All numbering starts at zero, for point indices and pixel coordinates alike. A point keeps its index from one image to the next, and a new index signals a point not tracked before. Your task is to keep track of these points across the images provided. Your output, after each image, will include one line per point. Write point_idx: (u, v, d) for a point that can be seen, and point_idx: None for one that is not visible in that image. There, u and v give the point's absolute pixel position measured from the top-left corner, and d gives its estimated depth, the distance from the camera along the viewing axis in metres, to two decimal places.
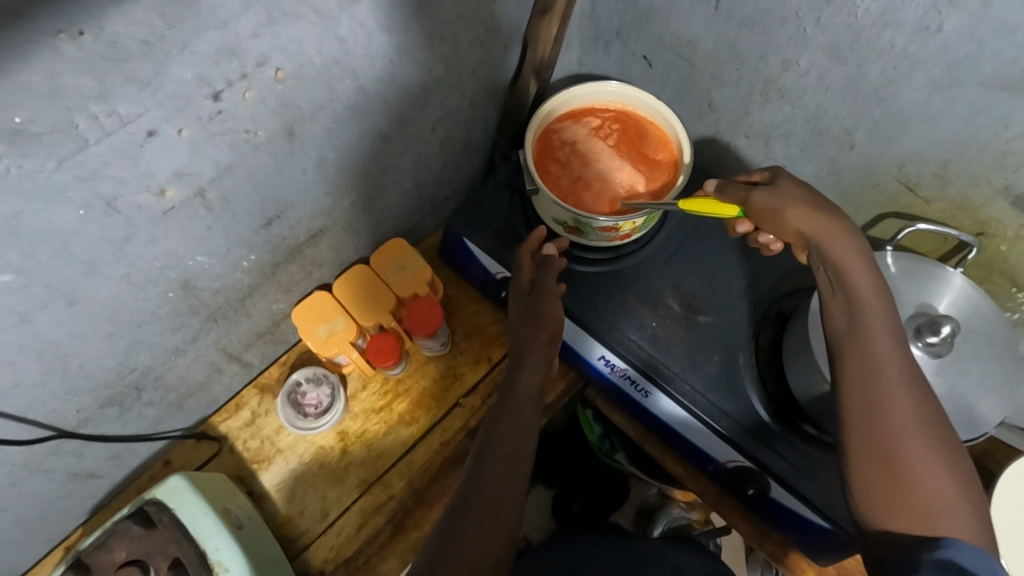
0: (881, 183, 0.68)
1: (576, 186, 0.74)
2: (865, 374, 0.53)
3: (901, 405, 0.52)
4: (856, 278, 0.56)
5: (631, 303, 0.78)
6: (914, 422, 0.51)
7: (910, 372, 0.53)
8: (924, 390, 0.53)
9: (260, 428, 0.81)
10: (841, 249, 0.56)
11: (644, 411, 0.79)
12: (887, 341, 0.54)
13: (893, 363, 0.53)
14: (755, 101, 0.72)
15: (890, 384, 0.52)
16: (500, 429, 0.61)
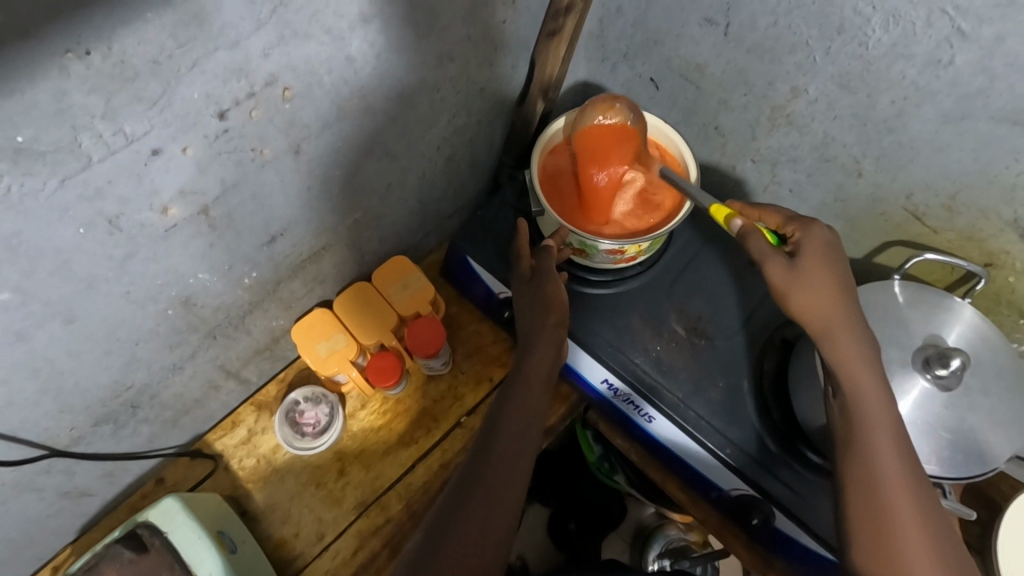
0: (888, 212, 0.68)
1: (565, 184, 0.75)
2: (863, 483, 0.54)
3: (903, 518, 0.52)
4: (857, 378, 0.55)
5: (636, 327, 0.77)
6: (918, 536, 0.51)
7: (911, 481, 0.53)
8: (925, 491, 0.53)
9: (256, 447, 0.80)
10: (844, 348, 0.55)
11: (648, 435, 0.78)
12: (888, 449, 0.54)
13: (893, 469, 0.53)
14: (762, 126, 0.72)
15: (890, 493, 0.53)
16: (491, 455, 0.60)
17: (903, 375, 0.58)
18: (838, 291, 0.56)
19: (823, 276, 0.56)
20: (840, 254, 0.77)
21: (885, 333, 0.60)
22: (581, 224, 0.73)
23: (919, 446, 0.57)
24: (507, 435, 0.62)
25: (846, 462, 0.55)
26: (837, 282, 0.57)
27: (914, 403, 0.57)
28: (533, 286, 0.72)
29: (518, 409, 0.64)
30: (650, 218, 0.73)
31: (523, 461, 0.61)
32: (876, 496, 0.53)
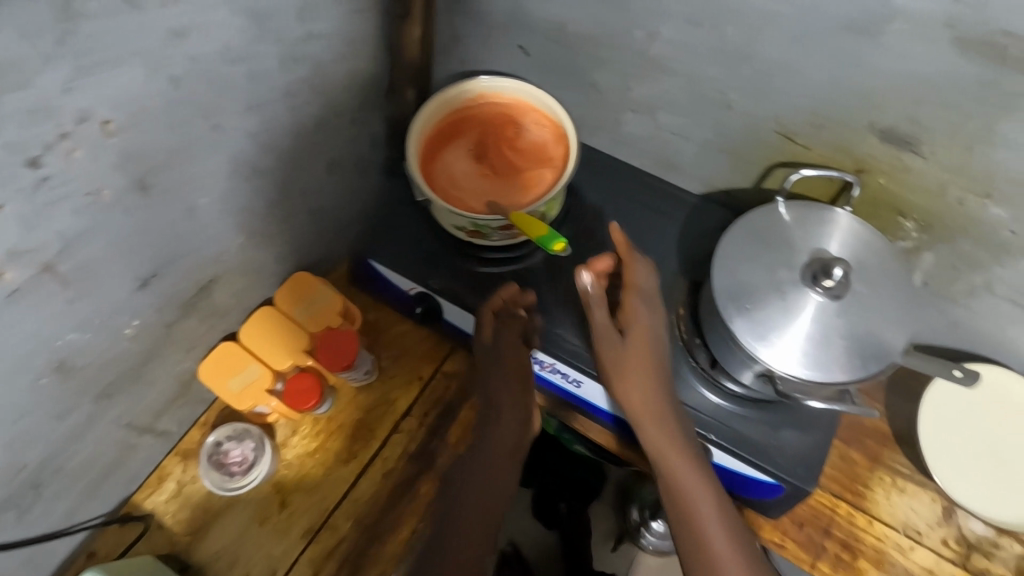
0: (765, 139, 0.69)
1: (443, 138, 0.74)
2: (680, 511, 0.62)
3: (720, 537, 0.60)
4: (661, 435, 0.64)
5: (551, 297, 0.76)
6: (725, 538, 0.60)
7: (718, 501, 0.62)
8: (725, 503, 0.62)
9: (189, 498, 0.77)
10: (631, 387, 0.64)
11: (583, 401, 0.77)
12: (692, 479, 0.62)
13: (704, 507, 0.61)
14: (632, 75, 0.72)
15: (706, 517, 0.61)
16: (453, 523, 0.63)
17: (794, 289, 0.60)
18: (644, 357, 0.65)
19: (642, 338, 0.65)
20: (735, 185, 0.78)
21: (776, 256, 0.62)
22: (425, 156, 0.73)
23: (823, 353, 0.59)
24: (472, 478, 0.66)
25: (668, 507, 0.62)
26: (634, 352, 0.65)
27: (810, 317, 0.59)
28: (495, 361, 0.70)
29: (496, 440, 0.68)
30: (451, 191, 0.72)
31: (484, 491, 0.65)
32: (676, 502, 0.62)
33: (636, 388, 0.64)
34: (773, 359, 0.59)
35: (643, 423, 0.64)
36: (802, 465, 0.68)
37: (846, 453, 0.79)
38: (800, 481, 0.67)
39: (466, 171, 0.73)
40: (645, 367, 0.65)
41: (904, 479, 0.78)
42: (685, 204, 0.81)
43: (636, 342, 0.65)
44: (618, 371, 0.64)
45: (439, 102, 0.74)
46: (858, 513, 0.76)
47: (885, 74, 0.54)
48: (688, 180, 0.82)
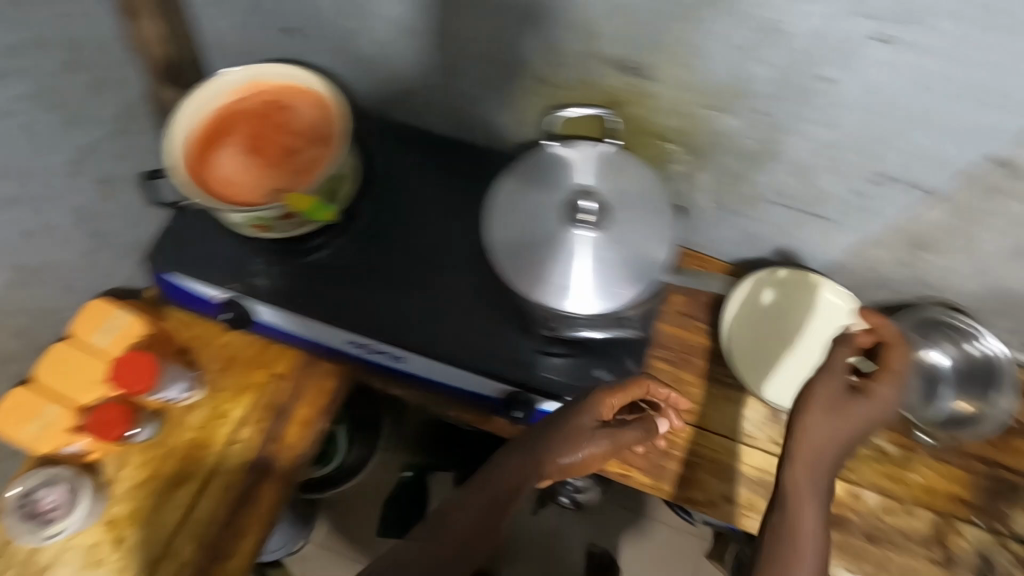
0: (529, 87, 0.70)
1: (214, 133, 0.70)
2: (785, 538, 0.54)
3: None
4: (809, 456, 0.58)
5: (360, 280, 0.76)
6: None
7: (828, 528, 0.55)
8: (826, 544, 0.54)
9: (12, 556, 0.72)
10: (812, 413, 0.59)
11: (411, 375, 0.78)
12: (806, 509, 0.55)
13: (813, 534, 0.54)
14: (393, 41, 0.71)
15: (806, 523, 0.54)
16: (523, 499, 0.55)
17: (562, 229, 0.62)
18: (852, 411, 0.59)
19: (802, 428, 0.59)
20: (525, 137, 0.79)
21: (543, 199, 0.63)
22: (193, 154, 0.69)
23: (599, 284, 0.61)
24: (473, 498, 0.53)
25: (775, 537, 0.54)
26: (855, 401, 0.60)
27: (580, 251, 0.61)
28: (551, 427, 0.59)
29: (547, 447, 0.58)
30: (227, 188, 0.69)
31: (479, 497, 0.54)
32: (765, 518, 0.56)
33: (817, 422, 0.58)
34: (547, 297, 0.61)
35: (800, 456, 0.58)
36: None
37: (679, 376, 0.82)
38: None
39: (241, 166, 0.70)
40: (839, 396, 0.60)
41: (731, 389, 0.81)
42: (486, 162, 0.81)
43: (823, 404, 0.59)
44: (852, 415, 0.59)
45: (196, 99, 0.70)
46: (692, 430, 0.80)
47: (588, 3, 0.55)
48: (486, 139, 0.82)
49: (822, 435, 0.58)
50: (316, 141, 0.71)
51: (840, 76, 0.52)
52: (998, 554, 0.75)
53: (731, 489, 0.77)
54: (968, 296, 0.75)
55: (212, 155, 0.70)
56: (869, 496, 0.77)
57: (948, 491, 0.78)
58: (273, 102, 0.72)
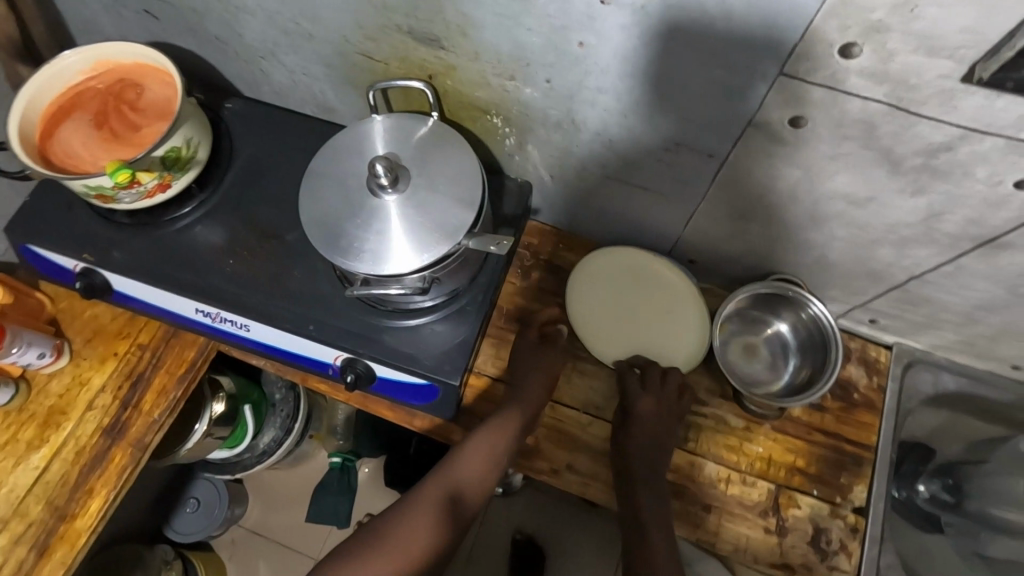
0: (359, 65, 0.72)
1: (63, 110, 0.74)
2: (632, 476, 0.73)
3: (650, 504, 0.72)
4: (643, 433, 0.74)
5: (210, 251, 0.79)
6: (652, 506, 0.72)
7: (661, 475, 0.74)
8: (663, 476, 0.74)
9: None
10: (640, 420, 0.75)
11: (261, 345, 0.79)
12: (647, 458, 0.74)
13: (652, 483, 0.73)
14: (233, 21, 0.74)
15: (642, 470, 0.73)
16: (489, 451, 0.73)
17: (370, 198, 0.65)
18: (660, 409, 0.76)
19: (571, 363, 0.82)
20: None
21: (358, 167, 0.67)
22: (41, 130, 0.73)
23: (403, 243, 0.63)
24: (460, 463, 0.72)
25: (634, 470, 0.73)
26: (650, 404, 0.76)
27: (384, 215, 0.64)
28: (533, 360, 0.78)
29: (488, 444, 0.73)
30: (68, 161, 0.72)
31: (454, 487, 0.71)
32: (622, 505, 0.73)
33: (641, 427, 0.74)
34: (352, 264, 0.63)
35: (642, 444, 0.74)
36: (449, 361, 0.73)
37: None
38: (444, 376, 0.72)
39: (84, 140, 0.73)
40: (657, 412, 0.76)
41: (582, 362, 0.82)
42: None
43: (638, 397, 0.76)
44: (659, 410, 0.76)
45: (37, 85, 0.73)
46: None
47: None
48: (345, 119, 0.85)
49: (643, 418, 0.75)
50: (159, 116, 0.74)
51: (594, 40, 0.54)
52: (832, 525, 0.75)
53: (574, 458, 0.79)
54: (803, 269, 0.76)
55: (59, 131, 0.73)
56: (709, 467, 0.78)
57: (788, 463, 0.78)
58: (120, 80, 0.75)
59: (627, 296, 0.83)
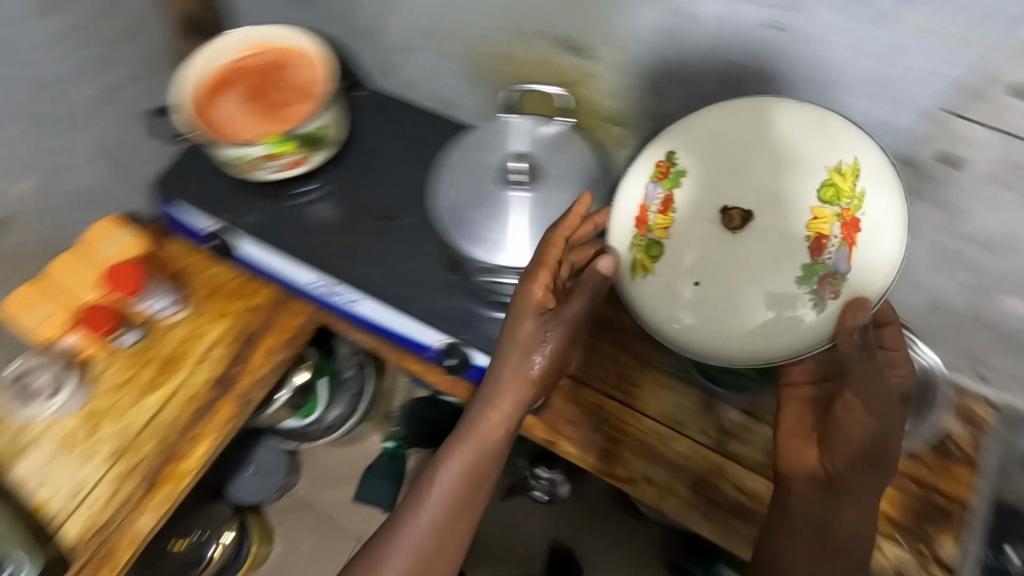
0: (493, 67, 0.77)
1: (219, 80, 0.80)
2: (835, 495, 0.62)
3: (852, 530, 0.61)
4: (860, 437, 0.60)
5: (332, 227, 0.85)
6: (845, 511, 0.61)
7: (864, 490, 0.61)
8: (866, 494, 0.61)
9: (6, 428, 0.83)
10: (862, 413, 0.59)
11: (365, 319, 0.84)
12: (842, 462, 0.61)
13: (854, 499, 0.61)
14: (383, 18, 0.80)
15: (845, 491, 0.61)
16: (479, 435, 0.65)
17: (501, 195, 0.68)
18: (886, 420, 0.59)
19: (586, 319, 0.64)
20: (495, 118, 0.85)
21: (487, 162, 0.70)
22: (199, 97, 0.79)
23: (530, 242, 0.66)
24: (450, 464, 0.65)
25: (852, 478, 0.61)
26: (868, 411, 0.58)
27: (511, 210, 0.67)
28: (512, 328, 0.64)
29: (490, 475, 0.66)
30: (220, 127, 0.78)
31: (460, 527, 0.65)
32: (851, 489, 0.61)
33: (867, 426, 0.59)
34: (475, 250, 0.67)
35: (869, 454, 0.60)
36: None
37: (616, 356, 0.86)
38: None
39: (236, 110, 0.79)
40: (884, 402, 0.57)
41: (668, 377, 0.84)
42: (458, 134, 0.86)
43: (860, 390, 0.57)
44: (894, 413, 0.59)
45: (203, 58, 0.79)
46: (625, 409, 0.83)
47: None
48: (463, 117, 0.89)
49: (860, 425, 0.60)
50: (306, 96, 0.80)
51: None
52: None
53: (653, 470, 0.79)
54: (913, 312, 0.74)
55: (214, 99, 0.79)
56: None
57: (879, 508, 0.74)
58: (274, 59, 0.81)
59: (723, 160, 0.61)
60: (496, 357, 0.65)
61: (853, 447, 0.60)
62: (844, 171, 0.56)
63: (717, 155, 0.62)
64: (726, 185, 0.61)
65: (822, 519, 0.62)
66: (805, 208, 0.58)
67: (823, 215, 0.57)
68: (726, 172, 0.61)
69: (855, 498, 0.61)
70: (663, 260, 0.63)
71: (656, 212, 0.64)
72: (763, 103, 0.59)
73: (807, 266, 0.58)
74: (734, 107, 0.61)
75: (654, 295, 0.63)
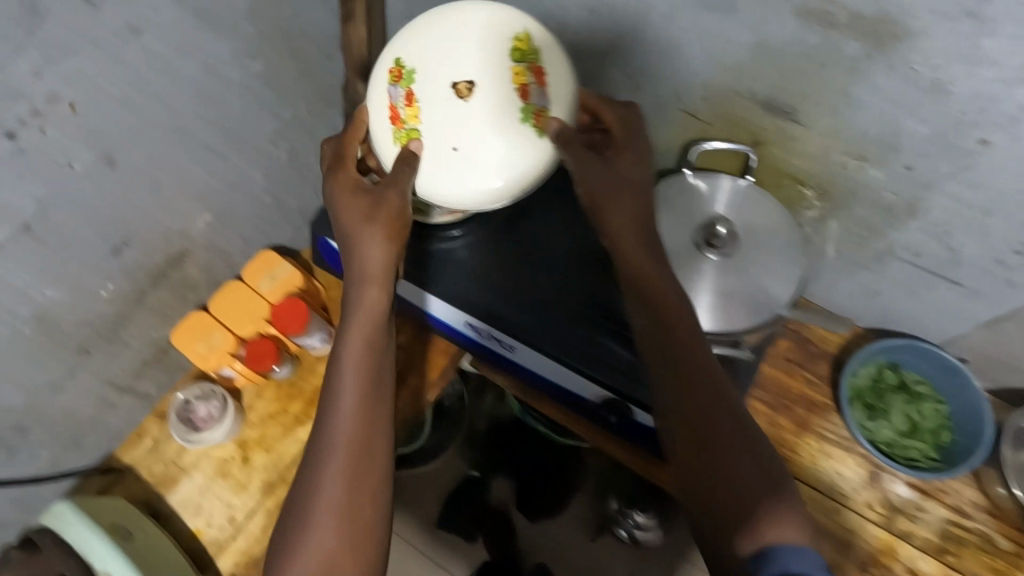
0: (673, 118, 0.73)
1: None
2: (703, 373, 0.57)
3: (750, 442, 0.56)
4: (659, 286, 0.61)
5: (484, 264, 0.78)
6: (728, 426, 0.56)
7: (701, 383, 0.57)
8: (725, 392, 0.57)
9: (162, 453, 0.84)
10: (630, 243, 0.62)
11: (515, 365, 0.81)
12: (688, 330, 0.59)
13: (711, 369, 0.58)
14: None
15: (702, 389, 0.57)
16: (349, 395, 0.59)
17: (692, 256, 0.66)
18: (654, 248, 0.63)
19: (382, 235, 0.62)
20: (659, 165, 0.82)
21: (675, 219, 0.67)
22: None
23: (724, 308, 0.63)
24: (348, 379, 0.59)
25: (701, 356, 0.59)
26: (634, 228, 0.63)
27: (703, 275, 0.65)
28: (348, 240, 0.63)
29: (382, 446, 0.58)
30: None
31: (379, 491, 0.56)
32: (719, 442, 0.55)
33: (624, 207, 0.63)
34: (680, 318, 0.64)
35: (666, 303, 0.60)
36: None
37: (775, 419, 0.82)
38: None
39: None
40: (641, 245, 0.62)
41: (831, 445, 0.80)
42: None
43: (601, 166, 0.63)
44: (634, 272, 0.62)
45: None
46: None
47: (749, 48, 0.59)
48: None
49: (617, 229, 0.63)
50: None
51: (1008, 139, 0.52)
52: None
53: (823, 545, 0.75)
54: None
55: None
56: None
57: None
58: None
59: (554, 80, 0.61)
60: (349, 296, 0.63)
61: (636, 279, 0.61)
62: (524, 42, 0.60)
63: (497, 36, 0.60)
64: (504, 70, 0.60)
65: (702, 433, 0.56)
66: (506, 72, 0.60)
67: (518, 71, 0.60)
68: (508, 101, 0.60)
69: (721, 396, 0.57)
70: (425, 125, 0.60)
71: (404, 108, 0.61)
72: (551, 52, 0.61)
73: (519, 109, 0.60)
74: (493, 39, 0.60)
75: (442, 116, 0.60)
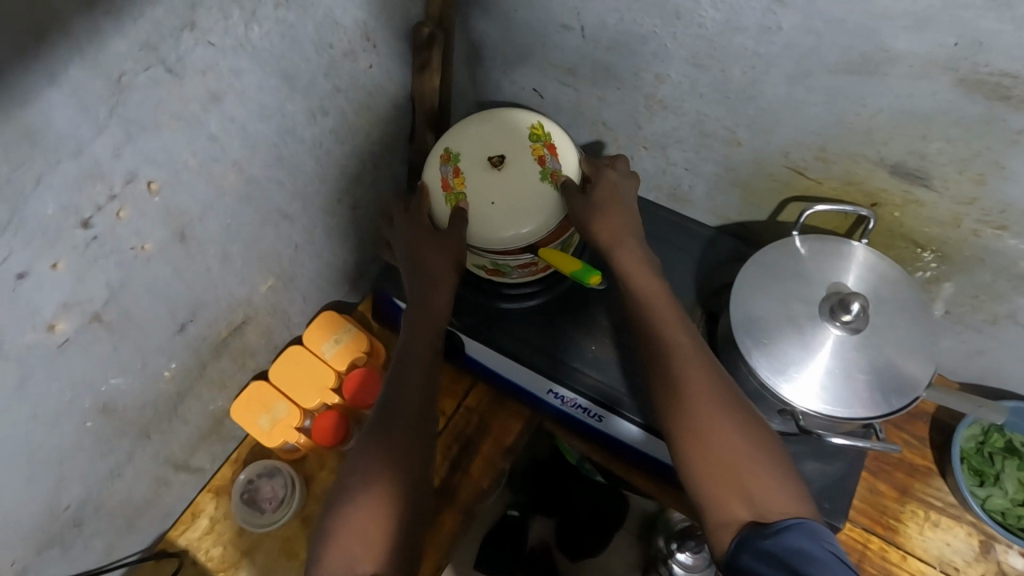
0: (776, 173, 0.68)
1: None
2: (681, 356, 0.60)
3: (710, 403, 0.58)
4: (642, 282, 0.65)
5: (568, 328, 0.76)
6: (701, 369, 0.60)
7: (703, 370, 0.60)
8: (720, 376, 0.60)
9: (221, 533, 0.79)
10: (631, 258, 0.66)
11: (602, 435, 0.76)
12: (673, 325, 0.63)
13: (684, 346, 0.61)
14: (642, 115, 0.71)
15: (691, 367, 0.60)
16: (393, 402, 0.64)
17: (813, 325, 0.60)
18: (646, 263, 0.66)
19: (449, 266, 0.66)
20: (749, 218, 0.76)
21: (789, 289, 0.63)
22: None
23: (847, 391, 0.59)
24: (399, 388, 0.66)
25: (678, 331, 0.62)
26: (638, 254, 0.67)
27: (830, 352, 0.59)
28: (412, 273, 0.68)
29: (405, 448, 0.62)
30: None
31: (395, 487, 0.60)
32: (710, 424, 0.57)
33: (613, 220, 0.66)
34: (812, 404, 0.59)
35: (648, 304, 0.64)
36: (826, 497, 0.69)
37: (875, 485, 0.77)
38: (826, 515, 0.67)
39: None
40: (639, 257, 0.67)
41: (936, 513, 0.76)
42: (702, 238, 0.78)
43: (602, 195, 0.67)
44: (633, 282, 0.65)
45: None
46: (891, 547, 0.74)
47: (890, 112, 0.54)
48: (702, 213, 0.80)
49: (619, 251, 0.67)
50: None
51: None
52: None
53: None
54: None
55: None
56: None
57: None
58: None
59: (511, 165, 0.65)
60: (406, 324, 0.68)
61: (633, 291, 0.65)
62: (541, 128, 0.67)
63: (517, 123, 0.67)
64: (508, 141, 0.66)
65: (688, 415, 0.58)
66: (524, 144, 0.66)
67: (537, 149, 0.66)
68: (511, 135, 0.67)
69: (705, 370, 0.60)
70: (472, 194, 0.65)
71: (454, 180, 0.66)
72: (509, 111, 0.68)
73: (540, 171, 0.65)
74: (477, 121, 0.67)
75: (485, 188, 0.64)
